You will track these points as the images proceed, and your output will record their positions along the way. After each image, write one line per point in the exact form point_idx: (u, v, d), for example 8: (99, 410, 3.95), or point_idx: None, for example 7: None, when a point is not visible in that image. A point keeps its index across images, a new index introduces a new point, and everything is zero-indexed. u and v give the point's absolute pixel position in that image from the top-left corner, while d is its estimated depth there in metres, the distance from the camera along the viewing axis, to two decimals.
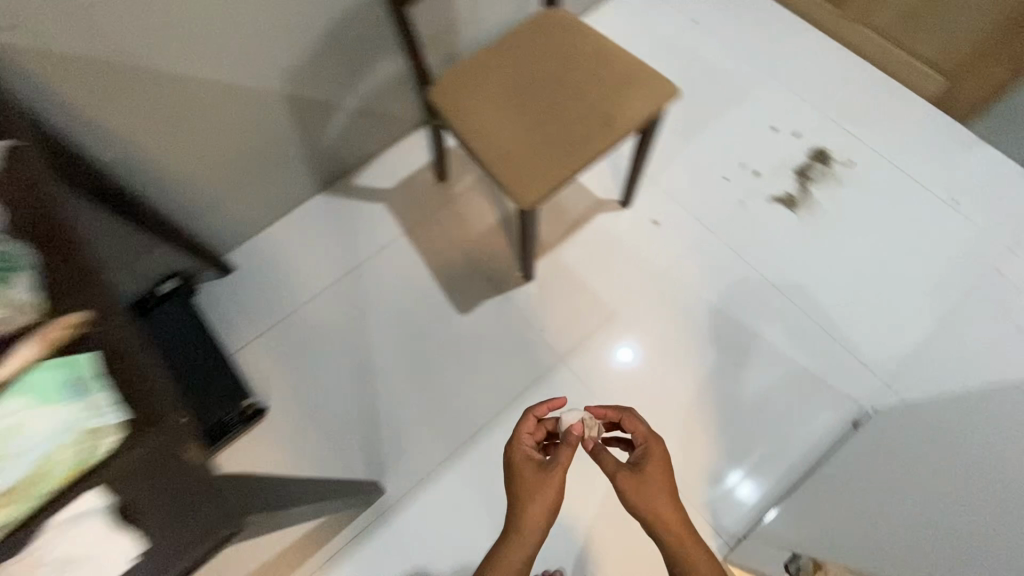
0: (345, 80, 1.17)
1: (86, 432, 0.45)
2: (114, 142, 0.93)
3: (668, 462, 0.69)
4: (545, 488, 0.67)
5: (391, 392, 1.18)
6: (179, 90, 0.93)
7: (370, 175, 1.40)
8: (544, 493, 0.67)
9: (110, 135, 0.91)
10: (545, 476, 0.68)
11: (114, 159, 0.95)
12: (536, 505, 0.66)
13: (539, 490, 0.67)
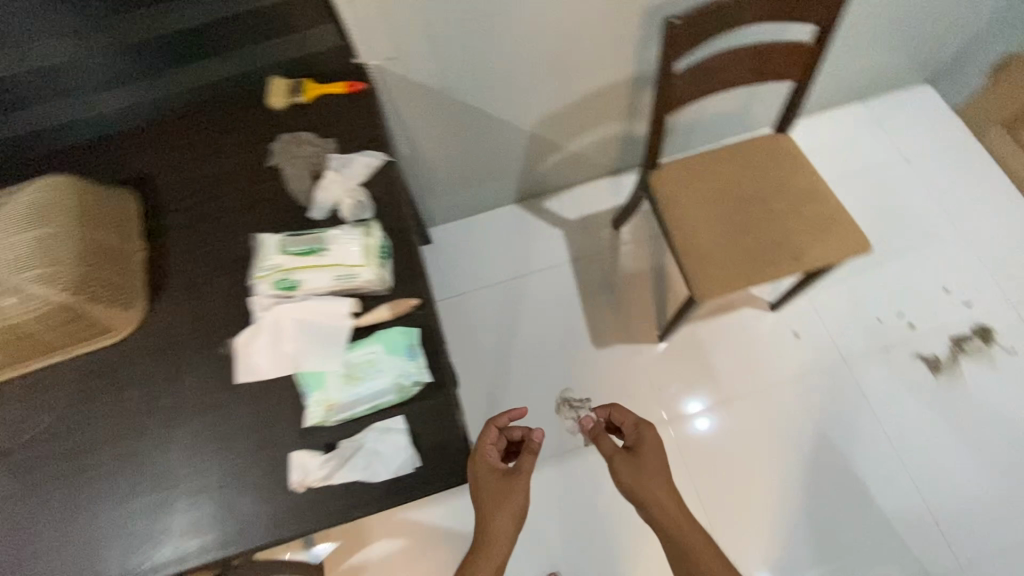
0: (578, 130, 1.38)
1: (405, 381, 0.71)
2: (407, 137, 1.22)
3: (659, 447, 0.83)
4: (514, 496, 0.72)
5: (517, 387, 1.42)
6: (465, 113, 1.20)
7: (559, 201, 1.62)
8: (515, 500, 0.72)
9: (408, 132, 1.21)
10: (512, 485, 0.73)
11: (401, 148, 1.25)
12: (505, 511, 0.72)
13: (506, 499, 0.72)
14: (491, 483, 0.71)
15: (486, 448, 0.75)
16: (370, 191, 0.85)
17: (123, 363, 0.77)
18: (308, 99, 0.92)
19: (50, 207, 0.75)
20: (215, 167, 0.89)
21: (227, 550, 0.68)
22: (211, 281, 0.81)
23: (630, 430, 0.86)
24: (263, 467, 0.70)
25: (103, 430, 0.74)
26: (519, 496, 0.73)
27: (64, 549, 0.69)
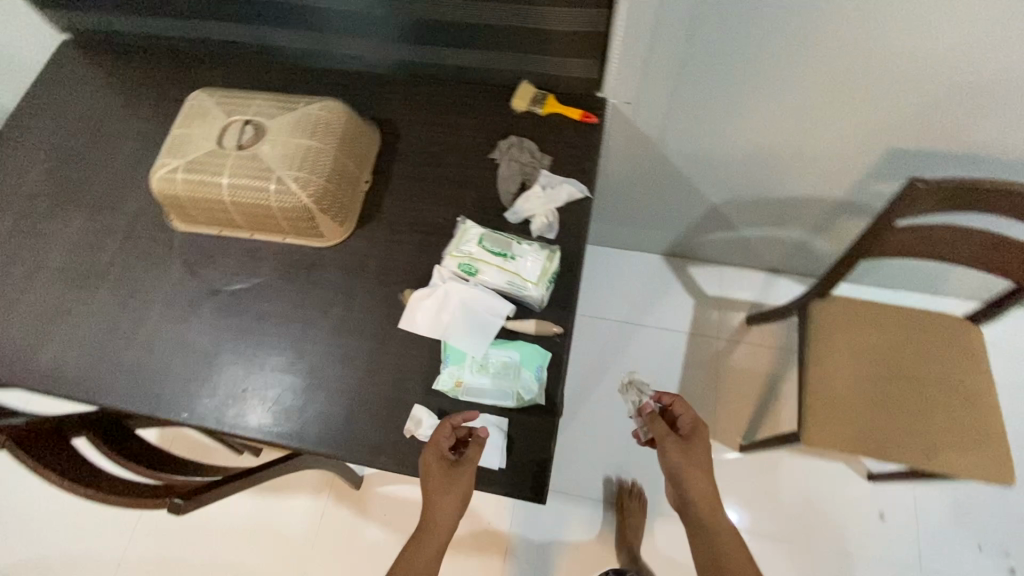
0: (757, 220, 1.38)
1: (524, 394, 0.80)
2: (605, 166, 1.30)
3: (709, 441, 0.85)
4: (451, 487, 0.76)
5: (586, 418, 1.48)
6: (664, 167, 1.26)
7: (704, 272, 1.62)
8: (455, 493, 0.77)
9: (607, 162, 1.28)
10: (451, 476, 0.76)
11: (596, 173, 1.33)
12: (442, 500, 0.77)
13: (447, 489, 0.76)
14: (432, 475, 0.76)
15: (432, 446, 0.76)
16: (562, 217, 0.94)
17: (320, 267, 0.93)
18: (545, 113, 1.02)
19: (326, 127, 0.91)
20: (450, 138, 1.02)
21: (334, 447, 0.82)
22: (408, 233, 0.95)
23: (684, 419, 0.86)
24: (388, 399, 0.83)
25: (288, 312, 0.91)
26: (456, 492, 0.77)
27: (228, 387, 0.87)
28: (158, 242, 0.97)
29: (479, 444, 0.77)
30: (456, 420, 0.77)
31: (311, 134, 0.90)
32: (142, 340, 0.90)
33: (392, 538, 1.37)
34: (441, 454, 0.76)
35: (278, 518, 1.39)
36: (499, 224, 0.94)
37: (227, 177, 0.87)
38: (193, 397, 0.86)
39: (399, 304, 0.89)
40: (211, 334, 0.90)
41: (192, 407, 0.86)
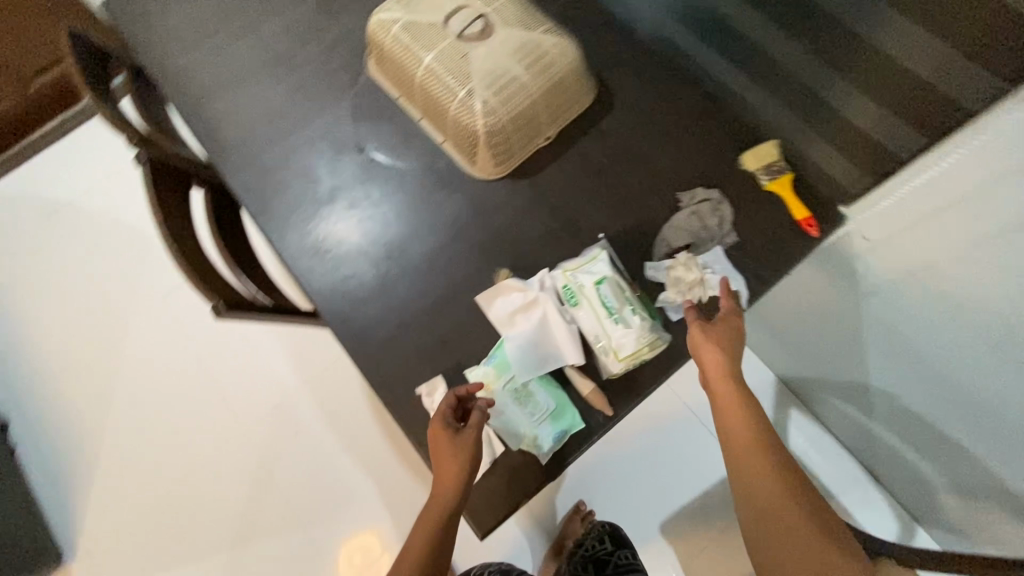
0: (902, 429, 1.15)
1: (531, 444, 0.75)
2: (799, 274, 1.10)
3: (735, 323, 0.76)
4: (455, 450, 0.72)
5: (591, 459, 1.40)
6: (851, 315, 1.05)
7: (803, 423, 1.41)
8: (462, 459, 0.72)
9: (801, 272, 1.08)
10: (457, 438, 0.73)
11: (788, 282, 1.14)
12: (446, 468, 0.72)
13: (454, 452, 0.72)
14: (438, 438, 0.73)
15: (436, 415, 0.73)
16: (699, 305, 0.81)
17: (453, 189, 0.89)
18: (768, 189, 0.85)
19: (545, 68, 0.83)
20: (659, 150, 0.89)
21: (359, 352, 0.83)
22: (547, 214, 0.87)
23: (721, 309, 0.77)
24: (426, 350, 0.82)
25: (403, 209, 0.90)
26: (462, 462, 0.72)
27: (318, 240, 0.90)
28: (347, 72, 0.97)
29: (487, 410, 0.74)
30: (461, 388, 0.75)
31: (528, 65, 0.82)
32: (284, 150, 0.94)
33: (376, 420, 1.49)
34: (446, 421, 0.74)
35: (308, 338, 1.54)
36: (633, 269, 0.83)
37: (432, 58, 0.83)
38: (291, 225, 0.91)
39: (493, 274, 0.84)
40: (334, 184, 0.92)
41: (282, 234, 0.90)
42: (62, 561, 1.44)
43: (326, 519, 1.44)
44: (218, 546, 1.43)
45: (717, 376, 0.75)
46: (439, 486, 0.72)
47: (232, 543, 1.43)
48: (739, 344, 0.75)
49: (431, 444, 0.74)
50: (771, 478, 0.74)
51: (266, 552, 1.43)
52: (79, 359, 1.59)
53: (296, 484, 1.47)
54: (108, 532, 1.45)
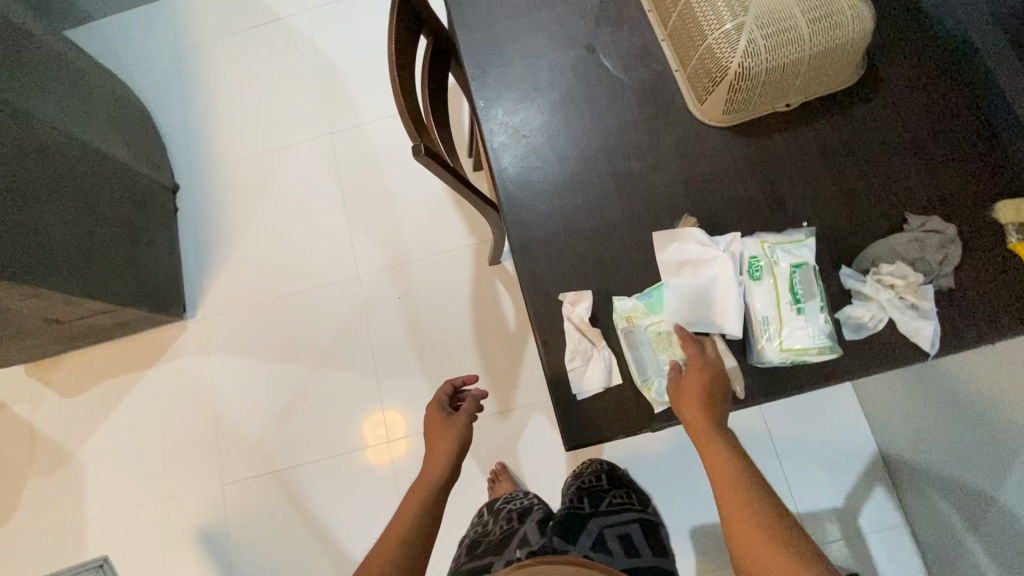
0: (998, 557, 1.03)
1: (653, 389, 0.75)
2: (964, 361, 1.00)
3: (708, 372, 0.72)
4: (444, 428, 0.89)
5: (651, 439, 1.43)
6: (1009, 423, 0.94)
7: (882, 506, 1.32)
8: (451, 436, 0.88)
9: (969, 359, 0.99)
10: (445, 419, 0.90)
11: (953, 364, 1.03)
12: (436, 444, 0.88)
13: (444, 431, 0.89)
14: (434, 418, 0.91)
15: (436, 398, 0.93)
16: (878, 334, 0.74)
17: (667, 120, 0.87)
18: (1012, 248, 0.75)
19: (827, 29, 0.74)
20: (902, 158, 0.80)
21: (516, 238, 0.85)
22: (754, 181, 0.82)
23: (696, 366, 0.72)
24: (581, 261, 0.82)
25: (610, 122, 0.88)
26: (451, 437, 0.88)
27: (518, 122, 0.90)
28: None
29: (480, 395, 0.95)
30: (458, 380, 0.95)
31: (813, 19, 0.74)
32: (517, 23, 0.94)
33: (471, 317, 1.57)
34: (440, 400, 0.94)
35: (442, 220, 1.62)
36: (825, 269, 0.77)
37: None
38: (499, 97, 0.91)
39: (675, 217, 0.82)
40: (552, 74, 0.91)
41: (487, 104, 0.91)
42: (184, 315, 1.66)
43: (397, 380, 1.55)
44: (302, 360, 1.59)
45: (688, 413, 0.70)
46: (430, 462, 0.87)
47: (314, 363, 1.59)
48: (711, 385, 0.71)
49: (429, 419, 0.92)
50: (753, 530, 0.65)
51: (338, 383, 1.57)
52: (248, 157, 1.76)
53: (383, 339, 1.58)
54: (224, 309, 1.65)
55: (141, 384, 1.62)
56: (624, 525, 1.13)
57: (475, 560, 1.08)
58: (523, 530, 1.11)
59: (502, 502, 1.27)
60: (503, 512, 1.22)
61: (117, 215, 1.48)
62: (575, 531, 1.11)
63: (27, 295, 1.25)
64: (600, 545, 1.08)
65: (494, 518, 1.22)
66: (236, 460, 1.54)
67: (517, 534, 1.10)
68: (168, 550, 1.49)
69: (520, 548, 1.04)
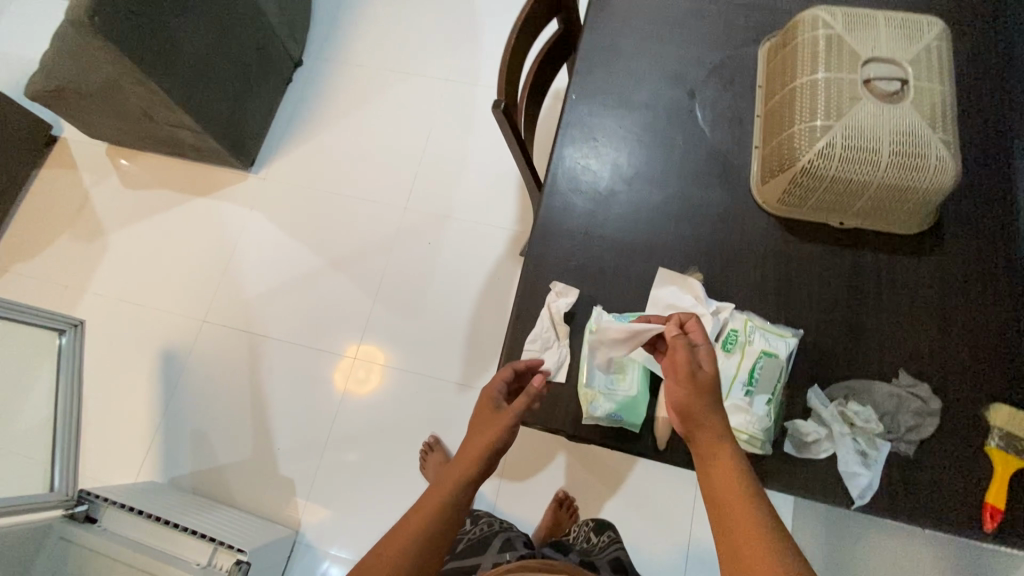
0: None
1: (588, 403, 0.77)
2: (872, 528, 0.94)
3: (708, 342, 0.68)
4: (494, 426, 0.72)
5: (580, 481, 1.42)
6: None
7: None
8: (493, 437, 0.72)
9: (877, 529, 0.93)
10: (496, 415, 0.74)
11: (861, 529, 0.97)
12: (477, 441, 0.72)
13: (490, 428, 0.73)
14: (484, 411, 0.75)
15: (489, 388, 0.76)
16: (817, 460, 0.74)
17: (726, 184, 0.89)
18: (987, 451, 0.73)
19: (905, 167, 0.74)
20: (926, 321, 0.79)
21: (542, 219, 0.89)
22: (775, 273, 0.83)
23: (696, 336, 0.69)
24: (585, 264, 0.85)
25: (674, 164, 0.91)
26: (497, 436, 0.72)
27: (597, 125, 0.95)
28: (739, 38, 0.98)
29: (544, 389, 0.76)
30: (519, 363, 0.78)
31: (898, 150, 0.74)
32: (639, 46, 0.99)
33: (482, 290, 1.62)
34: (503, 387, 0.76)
35: (502, 200, 1.70)
36: (798, 379, 0.77)
37: (826, 77, 0.78)
38: (592, 99, 0.96)
39: (688, 268, 0.84)
40: (645, 101, 0.95)
41: (578, 99, 0.97)
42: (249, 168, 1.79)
43: (390, 311, 1.62)
44: (322, 255, 1.69)
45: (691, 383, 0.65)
46: (459, 464, 0.70)
47: (330, 262, 1.68)
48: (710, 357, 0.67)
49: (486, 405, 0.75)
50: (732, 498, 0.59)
51: (340, 287, 1.65)
52: (369, 67, 1.89)
53: (396, 272, 1.66)
54: (282, 180, 1.77)
55: (185, 205, 1.76)
56: (614, 550, 1.05)
57: (462, 560, 1.01)
58: (508, 536, 1.07)
59: (484, 513, 1.18)
60: (485, 518, 1.14)
61: (240, 60, 1.61)
62: (564, 549, 1.06)
63: (137, 81, 1.37)
64: (587, 563, 1.01)
65: (474, 522, 1.13)
66: (226, 308, 1.64)
67: (502, 539, 1.05)
68: (134, 351, 1.61)
69: (508, 551, 1.01)
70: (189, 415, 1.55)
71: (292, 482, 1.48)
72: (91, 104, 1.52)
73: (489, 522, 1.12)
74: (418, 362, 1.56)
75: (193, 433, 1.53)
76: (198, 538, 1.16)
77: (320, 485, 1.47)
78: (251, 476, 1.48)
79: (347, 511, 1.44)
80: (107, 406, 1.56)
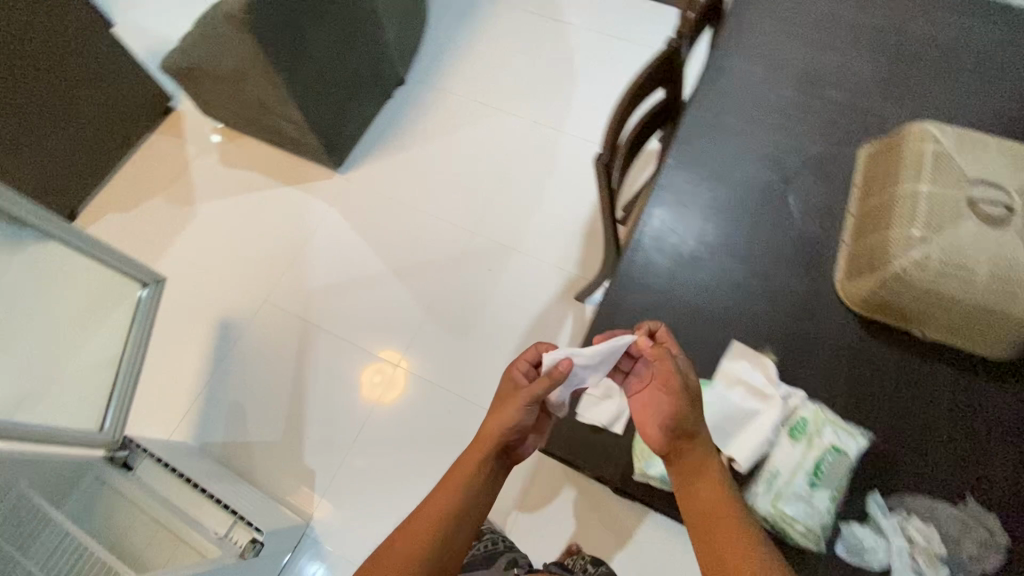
0: None
1: (643, 461, 0.77)
2: None
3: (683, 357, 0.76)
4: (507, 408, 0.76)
5: (595, 538, 1.38)
6: None
7: None
8: (504, 420, 0.75)
9: None
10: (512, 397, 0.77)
11: None
12: (492, 422, 0.76)
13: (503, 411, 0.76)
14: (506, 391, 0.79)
15: (510, 373, 0.79)
16: (867, 570, 0.72)
17: (810, 272, 0.90)
18: None
19: (1001, 292, 0.74)
20: (999, 451, 0.77)
21: (621, 271, 0.92)
22: (849, 369, 0.83)
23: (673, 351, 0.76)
24: (656, 320, 0.87)
25: (760, 243, 0.93)
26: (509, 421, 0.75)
27: (687, 192, 0.98)
28: (842, 137, 1.01)
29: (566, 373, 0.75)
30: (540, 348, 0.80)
31: (996, 274, 0.74)
32: (741, 127, 1.03)
33: (531, 325, 1.64)
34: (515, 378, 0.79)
35: (567, 243, 1.74)
36: (857, 481, 0.76)
37: (930, 190, 0.79)
38: (686, 167, 1.00)
39: (761, 346, 0.85)
40: (739, 179, 0.98)
41: (673, 165, 1.01)
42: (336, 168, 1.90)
43: (438, 327, 1.66)
44: (387, 261, 1.76)
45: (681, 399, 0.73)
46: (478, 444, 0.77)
47: (392, 269, 1.74)
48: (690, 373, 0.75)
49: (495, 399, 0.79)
50: (721, 508, 0.68)
51: (396, 294, 1.71)
52: (465, 97, 2.00)
53: (451, 290, 1.70)
54: (364, 184, 1.87)
55: (271, 191, 1.87)
56: None
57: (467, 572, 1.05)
58: (512, 555, 1.10)
59: (489, 531, 1.21)
60: (489, 536, 1.17)
61: (355, 72, 1.74)
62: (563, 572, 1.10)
63: (265, 74, 1.50)
64: None
65: (478, 539, 1.16)
66: (287, 293, 1.72)
67: (507, 559, 1.09)
68: (195, 315, 1.69)
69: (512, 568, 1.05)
70: (231, 386, 1.60)
71: (312, 473, 1.49)
72: (217, 87, 1.67)
73: (493, 539, 1.15)
74: (456, 382, 1.59)
75: (230, 405, 1.58)
76: (220, 508, 1.20)
77: (338, 484, 1.48)
78: (275, 460, 1.51)
79: (360, 515, 1.44)
80: (159, 363, 1.64)
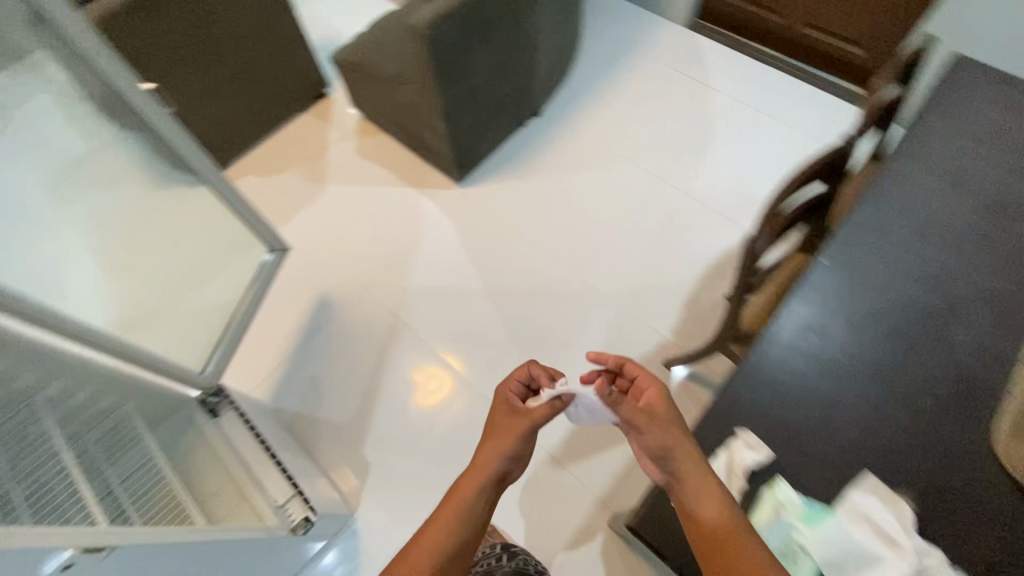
0: None
1: None
2: None
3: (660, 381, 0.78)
4: (504, 430, 0.79)
5: None
6: None
7: None
8: (503, 441, 0.77)
9: None
10: (506, 420, 0.80)
11: None
12: (487, 444, 0.78)
13: (501, 435, 0.78)
14: (497, 417, 0.81)
15: (501, 399, 0.83)
16: None
17: (970, 417, 0.80)
18: None
19: None
20: None
21: (751, 360, 0.85)
22: (1003, 542, 0.72)
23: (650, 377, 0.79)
24: (780, 422, 0.80)
25: (915, 371, 0.84)
26: (510, 443, 0.77)
27: (837, 293, 0.90)
28: None
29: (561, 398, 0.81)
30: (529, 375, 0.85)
31: None
32: (911, 240, 0.95)
33: None
34: (508, 394, 0.84)
35: (667, 306, 1.69)
36: None
37: None
38: (841, 267, 0.93)
39: (898, 484, 0.76)
40: (899, 294, 0.90)
41: (827, 262, 0.94)
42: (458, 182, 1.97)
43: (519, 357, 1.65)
44: (484, 280, 1.78)
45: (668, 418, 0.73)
46: (473, 468, 0.76)
47: (488, 289, 1.76)
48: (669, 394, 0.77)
49: (493, 412, 0.82)
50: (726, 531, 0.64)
51: (486, 314, 1.72)
52: (595, 141, 2.03)
53: (540, 325, 1.69)
54: (481, 202, 1.93)
55: (394, 189, 1.97)
56: None
57: None
58: None
59: (520, 550, 1.11)
60: (521, 557, 1.07)
61: (502, 97, 1.81)
62: None
63: (423, 86, 1.59)
64: None
65: (509, 558, 1.06)
66: (386, 286, 1.78)
67: None
68: (299, 287, 1.79)
69: None
70: (314, 362, 1.67)
71: (368, 466, 1.51)
72: (375, 85, 1.79)
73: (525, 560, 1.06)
74: None
75: (309, 379, 1.64)
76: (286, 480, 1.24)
77: (389, 484, 1.49)
78: (337, 444, 1.55)
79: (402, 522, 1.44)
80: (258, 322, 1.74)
